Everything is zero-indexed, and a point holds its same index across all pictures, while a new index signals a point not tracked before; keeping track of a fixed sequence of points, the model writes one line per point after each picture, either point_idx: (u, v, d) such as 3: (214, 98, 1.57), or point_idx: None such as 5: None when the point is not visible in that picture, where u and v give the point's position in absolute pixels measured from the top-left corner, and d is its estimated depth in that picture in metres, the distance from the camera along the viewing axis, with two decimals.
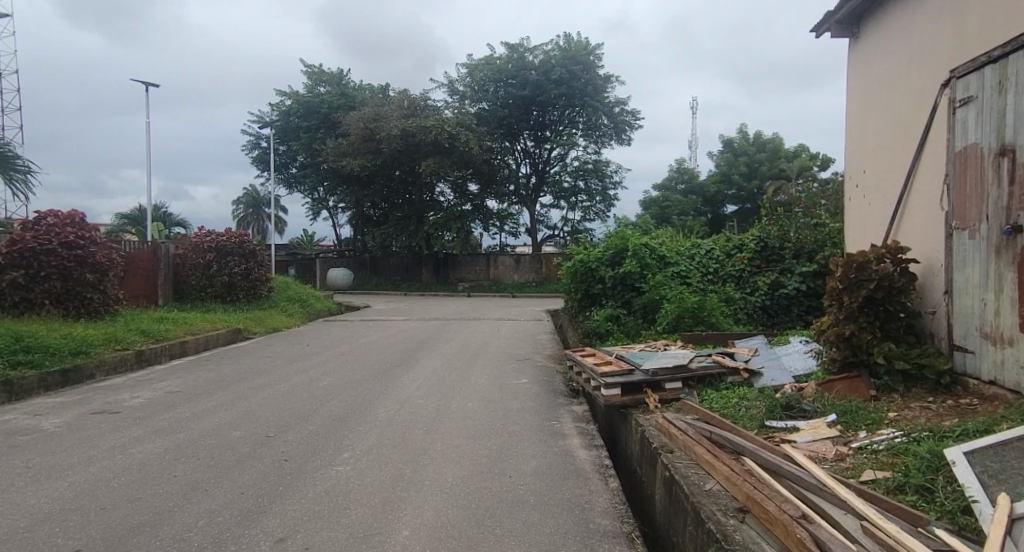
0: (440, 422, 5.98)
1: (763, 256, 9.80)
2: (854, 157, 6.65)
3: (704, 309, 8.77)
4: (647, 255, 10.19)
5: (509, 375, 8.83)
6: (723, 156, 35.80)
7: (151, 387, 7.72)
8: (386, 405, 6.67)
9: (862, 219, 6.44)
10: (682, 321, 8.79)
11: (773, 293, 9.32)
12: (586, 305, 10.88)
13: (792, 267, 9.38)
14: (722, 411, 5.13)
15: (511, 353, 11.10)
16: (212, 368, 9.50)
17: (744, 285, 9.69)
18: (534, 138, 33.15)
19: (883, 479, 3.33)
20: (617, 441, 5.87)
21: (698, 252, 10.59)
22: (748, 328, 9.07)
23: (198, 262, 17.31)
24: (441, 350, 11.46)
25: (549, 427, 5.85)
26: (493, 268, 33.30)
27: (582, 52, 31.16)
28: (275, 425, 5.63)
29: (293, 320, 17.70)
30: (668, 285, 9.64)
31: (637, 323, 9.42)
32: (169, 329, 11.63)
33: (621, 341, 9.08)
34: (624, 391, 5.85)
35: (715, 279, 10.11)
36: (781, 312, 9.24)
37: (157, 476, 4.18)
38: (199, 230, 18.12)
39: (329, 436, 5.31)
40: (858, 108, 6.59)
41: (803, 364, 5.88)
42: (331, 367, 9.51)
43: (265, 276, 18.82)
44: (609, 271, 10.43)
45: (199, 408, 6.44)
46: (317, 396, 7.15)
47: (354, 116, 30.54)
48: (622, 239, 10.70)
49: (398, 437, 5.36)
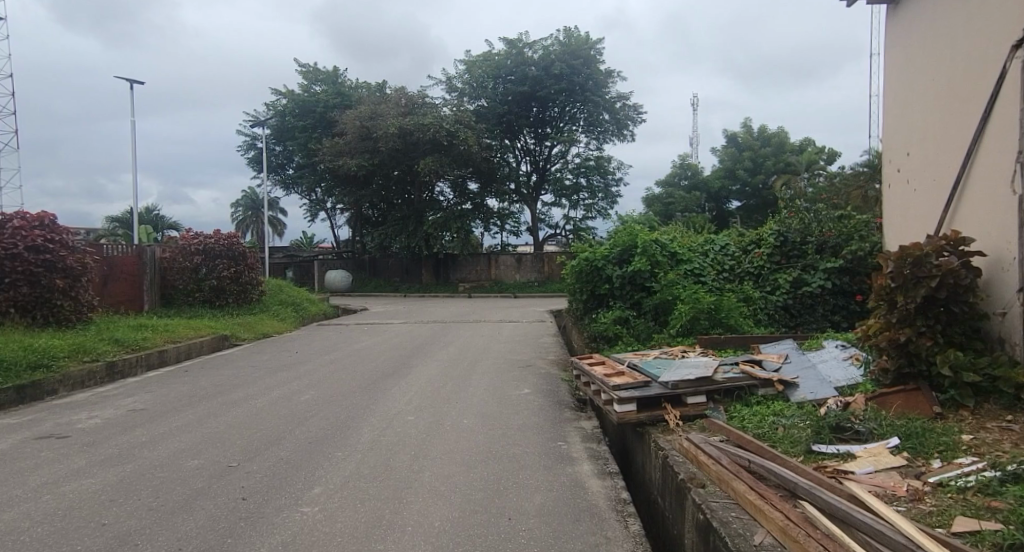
0: (429, 444, 5.25)
1: (783, 251, 9.10)
2: (896, 138, 5.91)
3: (721, 310, 8.08)
4: (657, 252, 9.38)
5: (510, 385, 8.10)
6: (727, 151, 35.00)
7: (116, 404, 7.03)
8: (372, 425, 5.94)
9: (906, 207, 5.71)
10: (699, 323, 8.06)
11: (796, 291, 8.64)
12: (592, 307, 10.13)
13: (816, 264, 8.69)
14: (757, 432, 4.39)
15: (512, 359, 10.38)
16: (189, 380, 8.79)
17: (764, 283, 8.97)
18: (535, 135, 32.48)
19: (990, 533, 2.58)
20: (633, 464, 5.14)
21: (713, 248, 9.81)
22: (771, 330, 8.36)
23: (186, 265, 16.64)
24: (437, 356, 10.76)
25: (555, 449, 5.12)
26: (495, 268, 32.58)
27: (583, 47, 30.38)
28: (241, 451, 4.92)
29: (286, 325, 16.99)
30: (681, 283, 8.89)
31: (647, 326, 8.70)
32: (148, 337, 10.92)
33: (631, 346, 8.36)
34: (640, 407, 5.13)
35: (731, 277, 9.37)
36: (805, 312, 8.57)
37: (81, 527, 3.46)
38: (186, 232, 17.44)
39: (300, 466, 4.58)
40: (900, 81, 5.85)
41: (845, 374, 5.15)
42: (317, 378, 8.79)
43: (256, 279, 18.15)
44: (616, 270, 9.62)
45: (160, 430, 5.73)
46: (295, 413, 6.43)
47: (350, 115, 29.80)
48: (630, 235, 9.85)
49: (381, 466, 4.64)
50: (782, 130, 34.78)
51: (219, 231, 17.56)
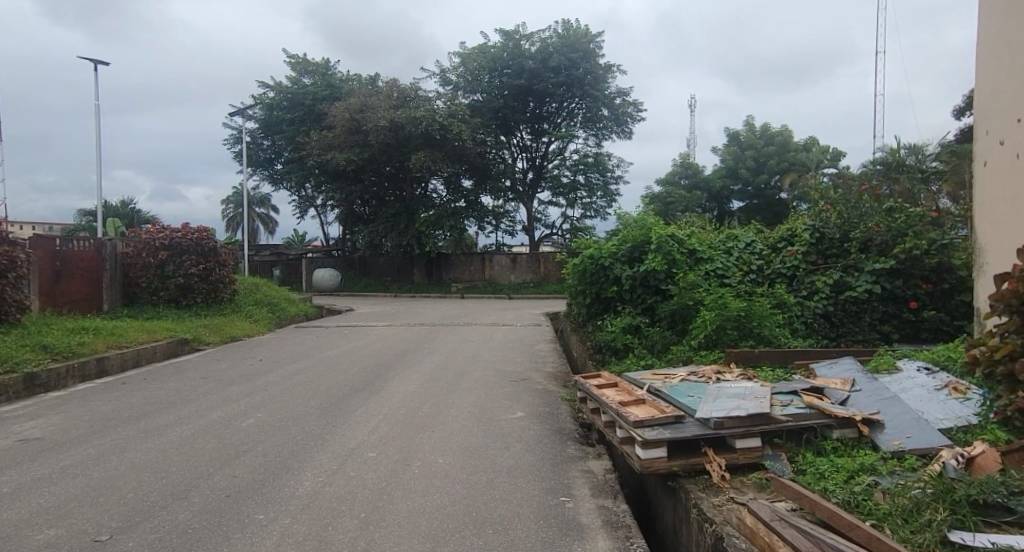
0: (389, 500, 3.93)
1: (820, 250, 7.84)
2: (998, 105, 4.61)
3: (752, 318, 6.81)
4: (674, 249, 8.01)
5: (500, 406, 6.78)
6: (730, 149, 33.73)
7: (9, 430, 5.66)
8: (320, 466, 4.61)
9: (1013, 191, 4.42)
10: (727, 334, 6.77)
11: (837, 296, 7.37)
12: (598, 313, 8.75)
13: (859, 265, 7.44)
14: (849, 501, 3.07)
15: (504, 370, 9.03)
16: (121, 395, 7.42)
17: (799, 286, 7.67)
18: (531, 131, 31.17)
19: None
20: (664, 531, 3.82)
21: (737, 245, 8.45)
22: (811, 342, 7.04)
23: (149, 262, 15.29)
24: (420, 366, 9.42)
25: (556, 511, 3.80)
26: (488, 268, 31.23)
27: (582, 40, 29.05)
28: (125, 515, 3.57)
29: (259, 327, 15.60)
30: (702, 286, 7.56)
31: (663, 336, 7.38)
32: (85, 341, 9.54)
33: (644, 360, 7.06)
34: (672, 453, 3.82)
35: (760, 279, 8.04)
36: (848, 321, 7.28)
37: None
38: (153, 225, 16.07)
39: (195, 543, 3.24)
40: (1004, 29, 4.57)
41: (948, 413, 3.83)
42: (273, 394, 7.45)
43: (230, 277, 16.71)
44: (625, 270, 8.24)
45: (41, 472, 4.38)
46: (228, 446, 5.09)
47: (339, 107, 28.41)
48: (643, 229, 8.46)
49: (313, 540, 3.30)
50: (786, 128, 33.57)
51: (189, 224, 16.16)
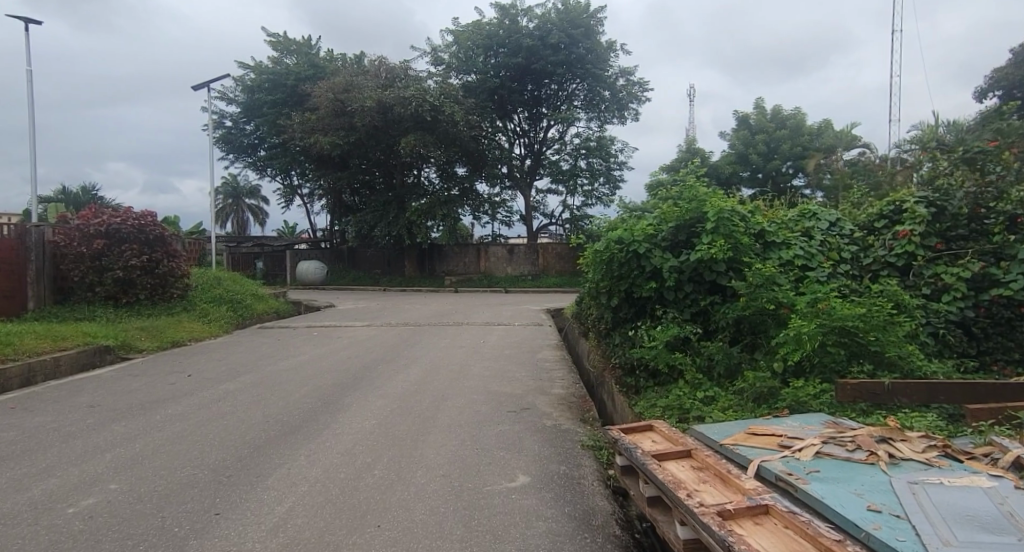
0: None
1: (940, 231, 5.63)
2: None
3: (870, 329, 4.54)
4: (737, 229, 5.74)
5: (493, 461, 4.52)
6: (740, 134, 31.40)
7: None
8: None
9: None
10: (830, 356, 4.51)
11: (976, 296, 5.18)
12: (626, 320, 6.47)
13: (1005, 250, 5.22)
14: None
15: (497, 393, 6.77)
16: None
17: (916, 283, 5.43)
18: (529, 114, 28.79)
19: None
20: None
21: (818, 225, 6.21)
22: (950, 366, 4.78)
23: (82, 252, 12.95)
24: (389, 387, 7.13)
25: None
26: (483, 260, 28.88)
27: (584, 14, 26.47)
28: None
29: (214, 328, 13.31)
30: (782, 281, 5.27)
31: (727, 356, 5.09)
32: None
33: (705, 392, 4.79)
34: None
35: (858, 273, 5.80)
36: (994, 334, 5.08)
37: None
38: (89, 209, 13.72)
39: None
40: None
41: None
42: (165, 440, 5.14)
43: (182, 269, 14.34)
44: (668, 259, 5.94)
45: None
46: None
47: (322, 86, 25.78)
48: (691, 202, 6.18)
49: None
50: (799, 112, 31.22)
51: (130, 209, 13.78)
